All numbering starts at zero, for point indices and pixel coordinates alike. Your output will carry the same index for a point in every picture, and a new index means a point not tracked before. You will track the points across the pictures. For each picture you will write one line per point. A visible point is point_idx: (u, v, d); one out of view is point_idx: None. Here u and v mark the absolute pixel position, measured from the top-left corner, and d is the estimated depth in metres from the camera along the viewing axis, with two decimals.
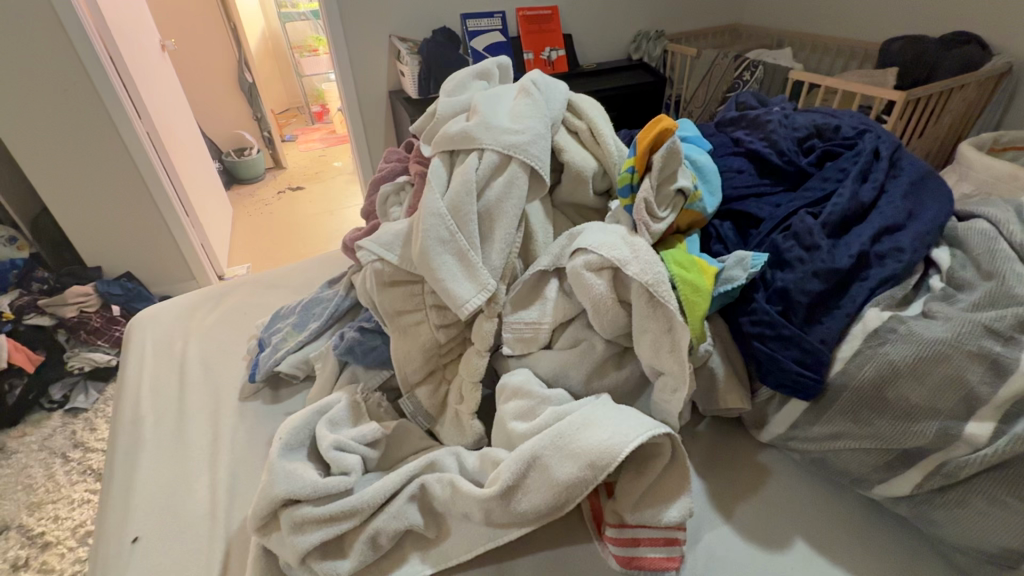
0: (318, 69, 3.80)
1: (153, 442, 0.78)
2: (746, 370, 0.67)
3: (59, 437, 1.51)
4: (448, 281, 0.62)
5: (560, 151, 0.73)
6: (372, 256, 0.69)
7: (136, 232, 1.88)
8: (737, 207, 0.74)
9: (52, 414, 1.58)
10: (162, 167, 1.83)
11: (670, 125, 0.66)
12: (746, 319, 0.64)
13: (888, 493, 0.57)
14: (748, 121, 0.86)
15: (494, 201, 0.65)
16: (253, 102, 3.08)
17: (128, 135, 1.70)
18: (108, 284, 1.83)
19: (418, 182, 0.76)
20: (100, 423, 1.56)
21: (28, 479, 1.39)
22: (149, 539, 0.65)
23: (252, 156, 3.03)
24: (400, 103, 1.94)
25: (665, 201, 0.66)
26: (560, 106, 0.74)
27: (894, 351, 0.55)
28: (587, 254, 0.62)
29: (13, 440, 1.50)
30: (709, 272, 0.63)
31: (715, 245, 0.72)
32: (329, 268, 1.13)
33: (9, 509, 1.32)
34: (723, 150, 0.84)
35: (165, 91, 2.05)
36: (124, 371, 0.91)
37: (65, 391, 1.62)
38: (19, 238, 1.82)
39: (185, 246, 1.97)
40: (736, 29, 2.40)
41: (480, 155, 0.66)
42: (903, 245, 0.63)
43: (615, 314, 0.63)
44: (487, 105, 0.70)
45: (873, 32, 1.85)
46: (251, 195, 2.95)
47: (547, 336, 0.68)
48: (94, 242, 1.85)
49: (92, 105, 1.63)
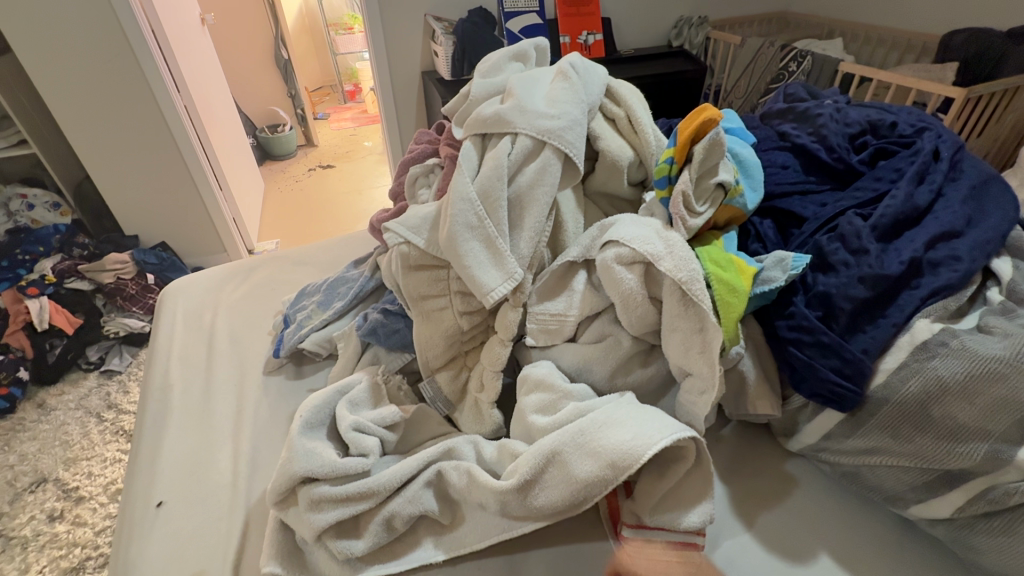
0: (352, 47, 3.81)
1: (181, 410, 0.79)
2: (778, 376, 0.64)
3: (94, 397, 1.58)
4: (474, 268, 0.61)
5: (596, 139, 0.70)
6: (398, 239, 0.67)
7: (172, 202, 1.93)
8: (780, 205, 0.70)
9: (88, 374, 1.65)
10: (197, 139, 1.86)
11: (715, 115, 0.62)
12: (783, 323, 0.61)
13: (925, 514, 0.54)
14: (797, 114, 0.82)
15: (525, 187, 0.63)
16: (288, 78, 3.10)
17: (166, 107, 1.73)
18: (144, 253, 1.88)
19: (449, 164, 0.75)
20: (132, 387, 1.61)
21: (66, 435, 1.46)
22: (173, 504, 0.67)
23: (285, 132, 3.06)
24: (433, 84, 1.92)
25: (704, 195, 0.63)
26: (598, 91, 0.71)
27: (944, 367, 0.51)
28: (619, 247, 0.60)
29: (53, 397, 1.57)
30: (748, 272, 0.60)
31: (754, 243, 0.69)
32: (355, 248, 1.14)
33: (47, 462, 1.39)
34: (767, 144, 0.80)
35: (202, 64, 2.07)
36: (155, 338, 0.94)
37: (101, 353, 1.68)
38: (62, 204, 1.90)
39: (217, 218, 2.01)
40: (784, 18, 2.29)
41: (513, 139, 0.64)
42: (960, 254, 0.59)
43: (644, 311, 0.61)
44: (522, 87, 0.68)
45: (935, 23, 1.74)
46: (282, 171, 3.00)
47: (572, 328, 0.66)
48: (131, 210, 1.90)
49: (133, 76, 1.66)
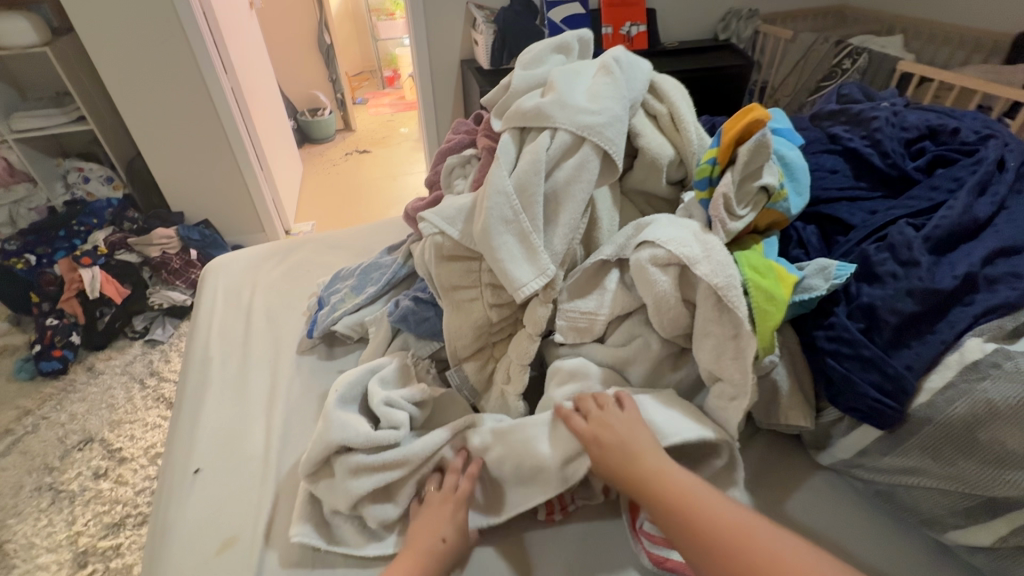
0: (392, 33, 3.84)
1: (219, 383, 0.83)
2: (813, 387, 0.62)
3: (138, 363, 1.66)
4: (507, 262, 0.60)
5: (636, 136, 0.69)
6: (433, 229, 0.67)
7: (216, 182, 1.99)
8: (826, 211, 0.68)
9: (134, 342, 1.74)
10: (241, 120, 1.92)
11: (763, 115, 0.60)
12: (822, 333, 0.59)
13: (963, 541, 0.52)
14: (849, 117, 0.78)
15: (562, 183, 0.62)
16: (329, 63, 3.15)
17: (214, 89, 1.79)
18: (189, 229, 1.95)
19: (485, 156, 0.75)
20: (173, 356, 1.69)
21: (112, 398, 1.54)
22: (209, 472, 0.70)
23: (324, 116, 3.12)
24: (471, 73, 1.92)
25: (746, 198, 0.61)
26: (641, 86, 0.69)
27: (995, 390, 0.49)
28: (654, 248, 0.59)
29: (101, 362, 1.66)
30: (788, 280, 0.58)
31: (795, 249, 0.66)
32: (389, 234, 1.16)
33: (94, 423, 1.47)
34: (816, 146, 0.77)
35: (249, 47, 2.12)
36: (197, 312, 0.98)
37: (146, 322, 1.78)
38: (114, 179, 1.99)
39: (258, 199, 2.07)
40: (841, 12, 2.19)
41: (553, 133, 0.63)
42: (1021, 271, 0.55)
43: (676, 314, 0.60)
44: (564, 81, 0.67)
45: (1007, 21, 1.63)
46: (320, 155, 3.06)
47: (602, 327, 0.66)
48: (178, 188, 1.98)
49: (184, 58, 1.72)
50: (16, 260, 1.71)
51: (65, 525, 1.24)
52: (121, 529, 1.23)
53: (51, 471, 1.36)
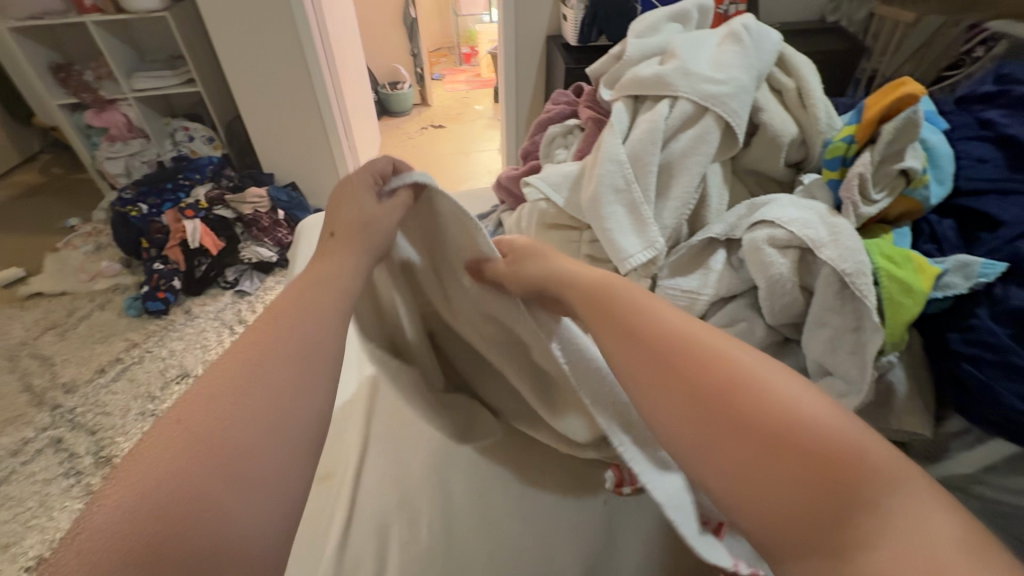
0: (473, 10, 3.85)
1: None
2: (936, 395, 0.58)
3: (228, 311, 1.79)
4: (614, 232, 0.60)
5: (758, 111, 0.65)
6: (538, 195, 0.68)
7: (305, 147, 2.09)
8: (968, 204, 0.61)
9: (225, 292, 1.88)
10: (331, 87, 1.99)
11: (917, 90, 0.55)
12: (957, 335, 0.54)
13: None
14: (1008, 101, 0.70)
15: (678, 154, 0.60)
16: (413, 38, 3.21)
17: (309, 56, 1.86)
18: (277, 190, 2.07)
19: (591, 126, 0.74)
20: (258, 307, 1.81)
21: (205, 341, 1.68)
22: None
23: (403, 90, 3.19)
24: (558, 49, 1.89)
25: (882, 181, 0.58)
26: (771, 57, 0.65)
27: None
28: (773, 228, 0.57)
29: (197, 307, 1.81)
30: (928, 272, 0.53)
31: (925, 244, 0.61)
32: (474, 205, 1.17)
33: (191, 360, 1.61)
34: (963, 133, 0.70)
35: (342, 16, 2.18)
36: (295, 265, 1.04)
37: (236, 275, 1.89)
38: (215, 139, 2.13)
39: (341, 166, 2.16)
40: None
41: (673, 102, 0.62)
42: None
43: (791, 300, 0.57)
44: (686, 49, 0.64)
45: None
46: (398, 127, 3.14)
47: (704, 309, 0.63)
48: (270, 151, 2.09)
49: (285, 25, 1.79)
50: (130, 207, 1.87)
51: None
52: None
53: (152, 399, 1.50)
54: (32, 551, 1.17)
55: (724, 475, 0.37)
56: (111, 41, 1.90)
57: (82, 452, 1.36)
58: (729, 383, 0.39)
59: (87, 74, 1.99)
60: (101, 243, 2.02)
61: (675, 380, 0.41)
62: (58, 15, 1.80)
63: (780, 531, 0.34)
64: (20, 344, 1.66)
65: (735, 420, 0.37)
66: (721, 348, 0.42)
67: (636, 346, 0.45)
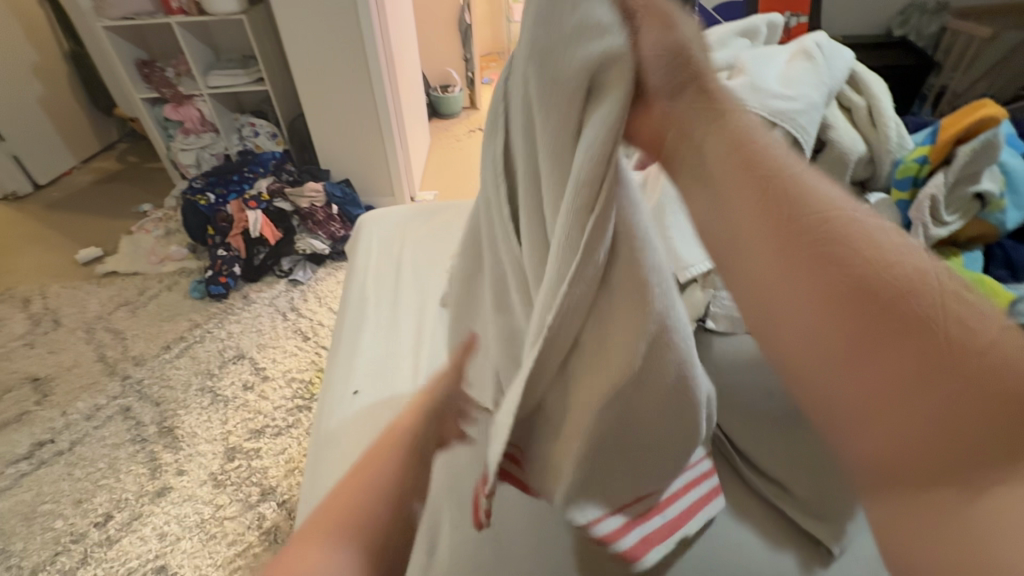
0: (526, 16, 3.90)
1: (374, 321, 0.93)
2: None
3: (282, 298, 1.89)
4: (676, 242, 0.62)
5: (826, 127, 0.64)
6: None
7: (361, 145, 2.18)
8: None
9: (280, 280, 1.98)
10: (390, 88, 2.06)
11: (996, 115, 0.56)
12: None
13: None
14: None
15: None
16: (466, 42, 3.28)
17: (371, 58, 1.94)
18: (332, 186, 2.12)
19: None
20: (310, 296, 1.90)
21: (260, 325, 1.77)
22: (366, 395, 0.80)
23: (454, 93, 3.26)
24: None
25: (955, 204, 0.57)
26: (841, 76, 0.65)
27: None
28: None
29: (253, 293, 1.91)
30: (1003, 298, 0.52)
31: (998, 270, 0.58)
32: None
33: (246, 342, 1.70)
34: None
35: (402, 21, 2.26)
36: (354, 258, 1.09)
37: (291, 264, 2.00)
38: (278, 135, 2.25)
39: (393, 165, 2.24)
40: None
41: None
42: None
43: None
44: (755, 64, 0.65)
45: None
46: (447, 129, 3.22)
47: None
48: (328, 148, 2.18)
49: (350, 28, 1.87)
50: (199, 196, 2.01)
51: (219, 422, 1.44)
52: (261, 435, 1.40)
53: (210, 376, 1.58)
54: (101, 508, 1.25)
55: (846, 394, 0.38)
56: (192, 41, 2.03)
57: (147, 421, 1.46)
58: (878, 310, 0.37)
59: (168, 71, 2.14)
60: (170, 229, 2.16)
61: (809, 290, 0.40)
62: (148, 16, 1.94)
63: (887, 450, 0.35)
64: (97, 318, 1.79)
65: (870, 343, 0.37)
66: (863, 260, 0.39)
67: (781, 245, 0.41)
